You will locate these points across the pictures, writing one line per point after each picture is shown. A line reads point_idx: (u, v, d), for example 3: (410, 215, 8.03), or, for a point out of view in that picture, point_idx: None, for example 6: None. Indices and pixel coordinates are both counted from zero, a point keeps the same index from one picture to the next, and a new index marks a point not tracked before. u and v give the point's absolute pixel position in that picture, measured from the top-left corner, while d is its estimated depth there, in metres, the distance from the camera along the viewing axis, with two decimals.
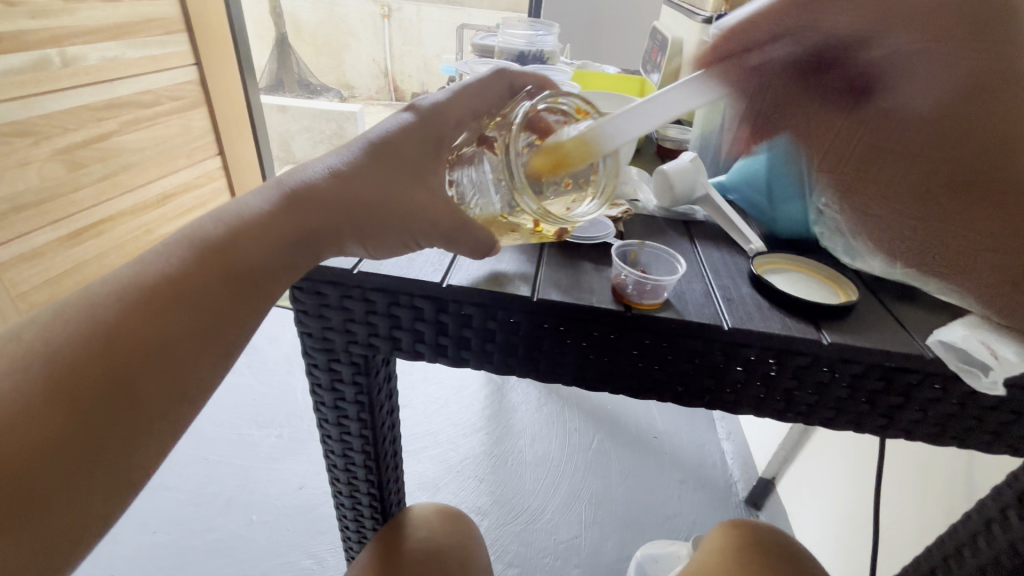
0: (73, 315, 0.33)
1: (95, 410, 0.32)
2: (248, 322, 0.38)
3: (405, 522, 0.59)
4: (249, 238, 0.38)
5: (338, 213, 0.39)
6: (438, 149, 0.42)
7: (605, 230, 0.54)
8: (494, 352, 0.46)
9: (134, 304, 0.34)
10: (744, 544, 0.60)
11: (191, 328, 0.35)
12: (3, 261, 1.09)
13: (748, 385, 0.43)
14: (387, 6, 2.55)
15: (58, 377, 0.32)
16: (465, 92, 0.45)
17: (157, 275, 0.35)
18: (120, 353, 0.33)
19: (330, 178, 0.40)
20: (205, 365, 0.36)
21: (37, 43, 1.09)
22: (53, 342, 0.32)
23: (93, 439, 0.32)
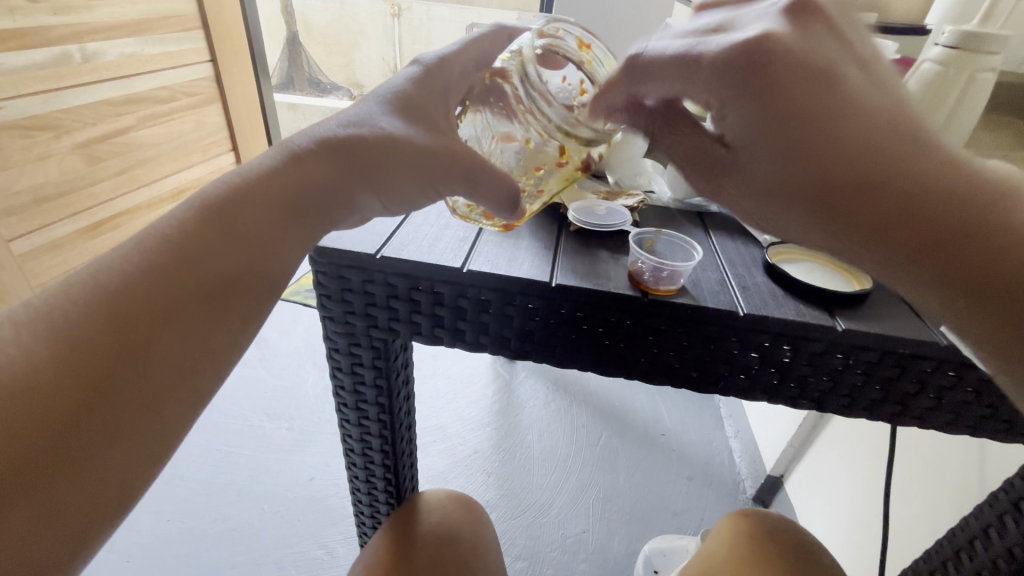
0: (85, 292, 0.34)
1: (104, 385, 0.32)
2: (262, 291, 0.39)
3: (420, 507, 0.60)
4: (259, 203, 0.38)
5: (347, 168, 0.40)
6: (446, 95, 0.43)
7: (621, 218, 0.55)
8: (510, 337, 0.47)
9: (143, 282, 0.35)
10: (753, 532, 0.60)
11: (203, 300, 0.36)
12: (24, 253, 1.11)
13: (762, 371, 0.44)
14: (398, 5, 2.56)
15: (70, 353, 0.32)
16: (473, 42, 0.46)
17: (167, 251, 0.36)
18: (132, 330, 0.34)
19: (340, 132, 0.40)
20: (219, 341, 0.37)
21: (58, 39, 1.11)
22: (69, 321, 0.33)
23: (108, 415, 0.32)
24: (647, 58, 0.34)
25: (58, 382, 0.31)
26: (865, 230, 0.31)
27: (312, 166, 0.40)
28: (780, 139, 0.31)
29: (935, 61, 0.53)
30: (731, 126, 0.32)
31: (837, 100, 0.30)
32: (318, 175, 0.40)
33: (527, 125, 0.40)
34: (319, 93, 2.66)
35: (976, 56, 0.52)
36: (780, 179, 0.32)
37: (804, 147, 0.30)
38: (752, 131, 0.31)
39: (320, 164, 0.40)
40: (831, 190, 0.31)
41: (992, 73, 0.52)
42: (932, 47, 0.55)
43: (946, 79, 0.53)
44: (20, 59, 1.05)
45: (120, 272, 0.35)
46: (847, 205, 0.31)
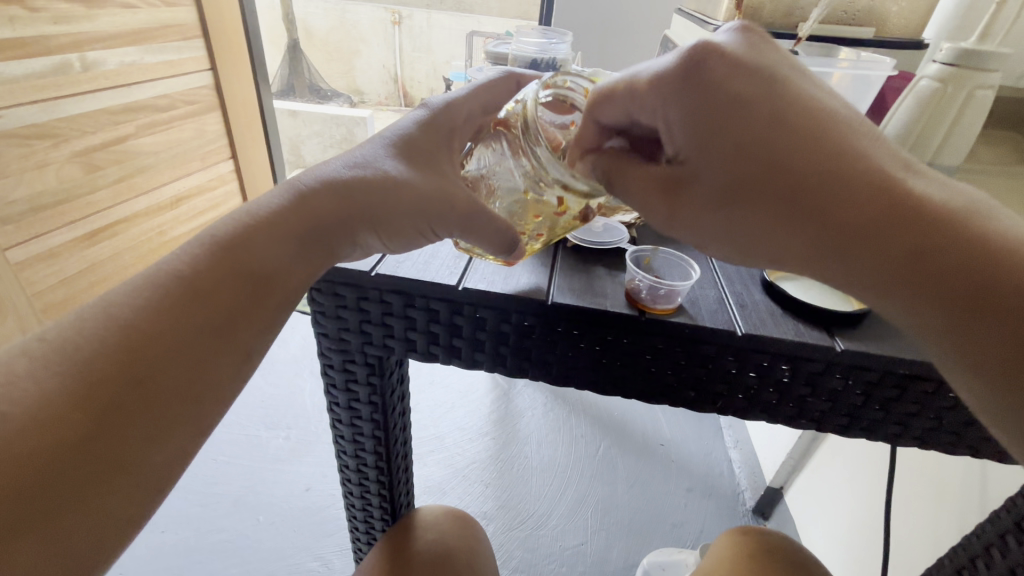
0: (94, 318, 0.34)
1: (108, 412, 0.32)
2: (271, 314, 0.39)
3: (415, 524, 0.59)
4: (266, 231, 0.38)
5: (351, 204, 0.40)
6: (450, 139, 0.44)
7: (618, 235, 0.54)
8: (506, 354, 0.46)
9: (152, 305, 0.35)
10: (753, 549, 0.60)
11: (210, 324, 0.36)
12: (20, 261, 1.10)
13: (761, 391, 0.44)
14: (398, 14, 3.28)
15: (73, 380, 0.32)
16: (480, 89, 0.48)
17: (172, 276, 0.36)
18: (139, 353, 0.33)
19: (347, 172, 0.41)
20: (225, 364, 0.36)
21: (57, 48, 1.10)
22: (70, 348, 0.33)
23: (112, 443, 0.32)
24: (602, 101, 0.38)
25: (64, 412, 0.31)
26: (830, 230, 0.33)
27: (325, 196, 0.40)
28: (729, 141, 0.34)
29: (933, 78, 0.53)
30: (679, 140, 0.35)
31: (779, 110, 0.34)
32: (327, 204, 0.39)
33: (525, 174, 0.40)
34: (319, 99, 2.79)
35: (974, 73, 0.52)
36: (729, 183, 0.35)
37: (758, 147, 0.34)
38: (703, 136, 0.34)
39: (335, 189, 0.40)
40: (786, 187, 0.33)
41: (990, 90, 0.52)
42: (931, 63, 0.55)
43: (945, 96, 0.53)
44: (20, 67, 1.04)
45: (128, 296, 0.35)
46: (796, 206, 0.34)
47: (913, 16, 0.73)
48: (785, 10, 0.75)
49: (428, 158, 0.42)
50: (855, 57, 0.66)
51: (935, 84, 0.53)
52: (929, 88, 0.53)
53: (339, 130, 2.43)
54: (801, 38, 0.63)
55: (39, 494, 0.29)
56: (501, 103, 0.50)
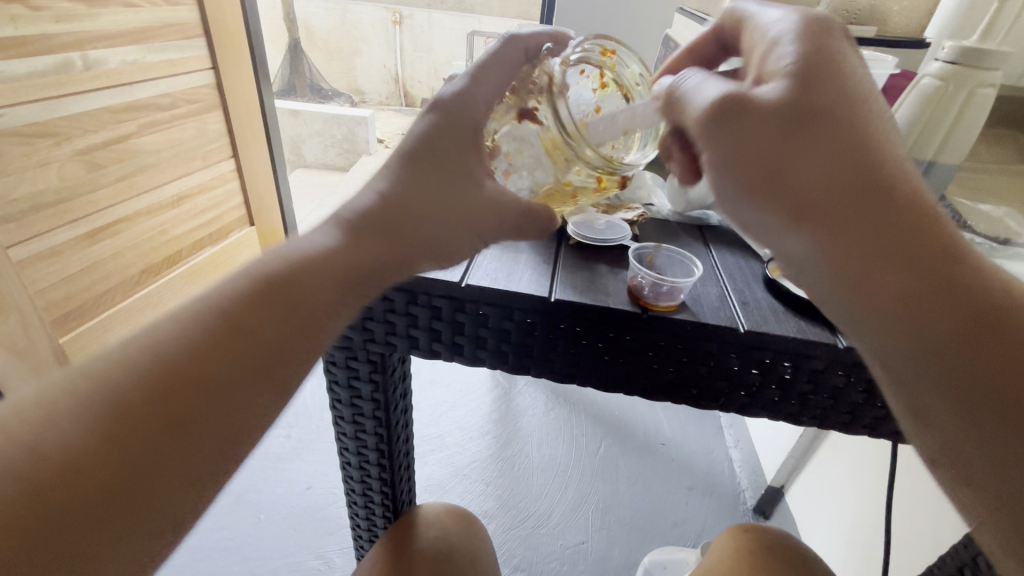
0: (130, 355, 0.32)
1: (148, 459, 0.30)
2: (316, 342, 0.37)
3: (417, 521, 0.59)
4: (313, 268, 0.37)
5: (396, 235, 0.40)
6: (470, 142, 0.40)
7: (620, 232, 0.55)
8: (509, 352, 0.46)
9: (194, 344, 0.33)
10: (754, 547, 0.60)
11: (255, 359, 0.34)
12: (22, 260, 1.02)
13: (763, 388, 0.44)
14: (398, 14, 3.32)
15: (108, 423, 0.30)
16: (484, 68, 0.41)
17: (216, 312, 0.34)
18: (182, 396, 0.32)
19: (386, 205, 0.40)
20: (265, 403, 0.35)
21: (59, 46, 1.03)
22: (110, 386, 0.31)
23: (148, 489, 0.30)
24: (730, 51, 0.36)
25: (96, 459, 0.29)
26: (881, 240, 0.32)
27: (372, 230, 0.40)
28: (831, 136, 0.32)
29: (936, 76, 0.54)
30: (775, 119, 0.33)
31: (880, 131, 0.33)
32: (376, 238, 0.40)
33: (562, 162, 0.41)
34: (320, 99, 2.83)
35: (976, 72, 0.52)
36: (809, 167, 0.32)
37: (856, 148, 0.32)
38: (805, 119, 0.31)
39: (377, 223, 0.40)
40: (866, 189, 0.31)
41: (992, 89, 0.52)
42: (933, 62, 0.55)
43: (946, 95, 0.53)
44: (22, 65, 0.97)
45: (169, 333, 0.33)
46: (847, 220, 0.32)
47: (916, 15, 0.73)
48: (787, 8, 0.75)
49: (471, 176, 0.40)
50: (857, 55, 0.66)
51: (936, 82, 0.53)
52: (930, 86, 0.54)
53: (340, 129, 2.45)
54: None
55: (62, 545, 0.27)
56: (516, 74, 0.42)
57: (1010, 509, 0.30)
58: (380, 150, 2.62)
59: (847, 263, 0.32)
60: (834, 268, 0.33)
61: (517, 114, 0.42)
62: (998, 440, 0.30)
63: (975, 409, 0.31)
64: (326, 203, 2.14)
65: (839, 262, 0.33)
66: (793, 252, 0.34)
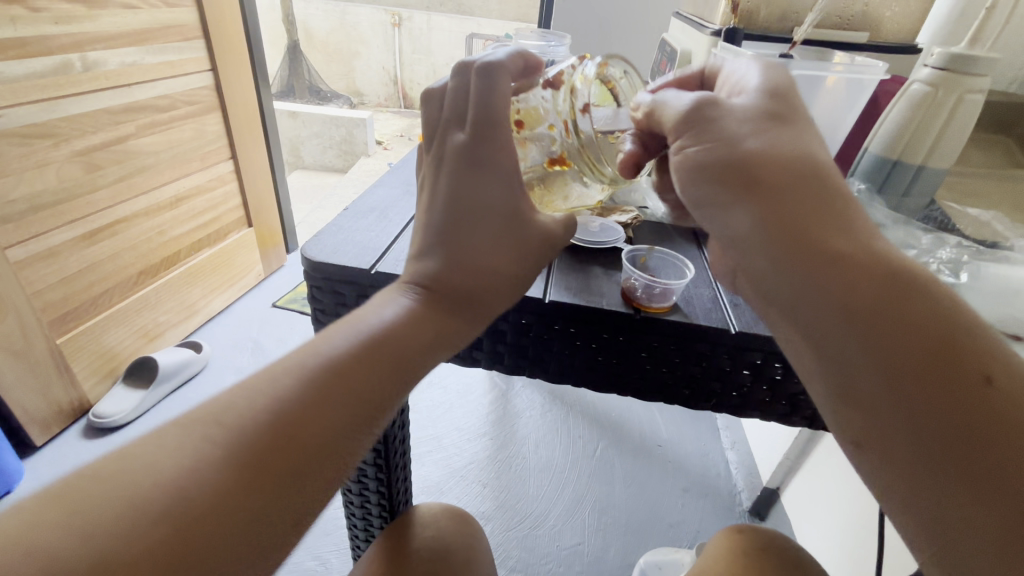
0: (235, 414, 0.32)
1: (266, 513, 0.30)
2: (406, 382, 0.38)
3: (413, 521, 0.60)
4: (409, 329, 0.39)
5: (463, 289, 0.41)
6: (505, 174, 0.40)
7: (615, 234, 0.55)
8: (504, 352, 0.47)
9: (300, 399, 0.33)
10: (747, 547, 0.60)
11: (354, 404, 0.35)
12: (20, 260, 1.01)
13: (753, 388, 0.44)
14: (398, 16, 3.35)
15: (236, 474, 0.30)
16: (498, 87, 0.39)
17: (328, 366, 0.35)
18: (293, 448, 0.32)
19: (460, 261, 0.41)
20: (360, 445, 0.35)
21: (58, 48, 1.03)
22: (240, 438, 0.31)
23: (259, 543, 0.30)
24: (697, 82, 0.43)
25: (214, 520, 0.29)
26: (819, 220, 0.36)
27: (443, 285, 0.41)
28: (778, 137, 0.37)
29: (925, 82, 0.54)
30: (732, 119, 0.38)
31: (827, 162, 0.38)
32: (448, 290, 0.41)
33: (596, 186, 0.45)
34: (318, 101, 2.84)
35: (964, 78, 0.53)
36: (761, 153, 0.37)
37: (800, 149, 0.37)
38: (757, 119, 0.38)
39: (450, 277, 0.41)
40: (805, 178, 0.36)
41: (980, 95, 0.53)
42: (922, 68, 0.55)
43: (935, 100, 0.54)
44: (21, 67, 0.97)
45: (267, 391, 0.33)
46: (782, 197, 0.36)
47: (907, 21, 0.74)
48: (781, 13, 0.75)
49: (526, 223, 0.42)
50: (849, 60, 0.67)
51: (926, 88, 0.54)
52: (920, 92, 0.54)
53: (338, 131, 2.46)
54: (797, 41, 0.64)
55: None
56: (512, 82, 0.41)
57: (931, 480, 0.31)
58: (378, 152, 2.64)
59: (781, 236, 0.36)
60: (775, 237, 0.36)
61: (548, 158, 0.44)
62: (916, 410, 0.31)
63: (902, 380, 0.32)
64: (324, 204, 2.15)
65: (775, 237, 0.36)
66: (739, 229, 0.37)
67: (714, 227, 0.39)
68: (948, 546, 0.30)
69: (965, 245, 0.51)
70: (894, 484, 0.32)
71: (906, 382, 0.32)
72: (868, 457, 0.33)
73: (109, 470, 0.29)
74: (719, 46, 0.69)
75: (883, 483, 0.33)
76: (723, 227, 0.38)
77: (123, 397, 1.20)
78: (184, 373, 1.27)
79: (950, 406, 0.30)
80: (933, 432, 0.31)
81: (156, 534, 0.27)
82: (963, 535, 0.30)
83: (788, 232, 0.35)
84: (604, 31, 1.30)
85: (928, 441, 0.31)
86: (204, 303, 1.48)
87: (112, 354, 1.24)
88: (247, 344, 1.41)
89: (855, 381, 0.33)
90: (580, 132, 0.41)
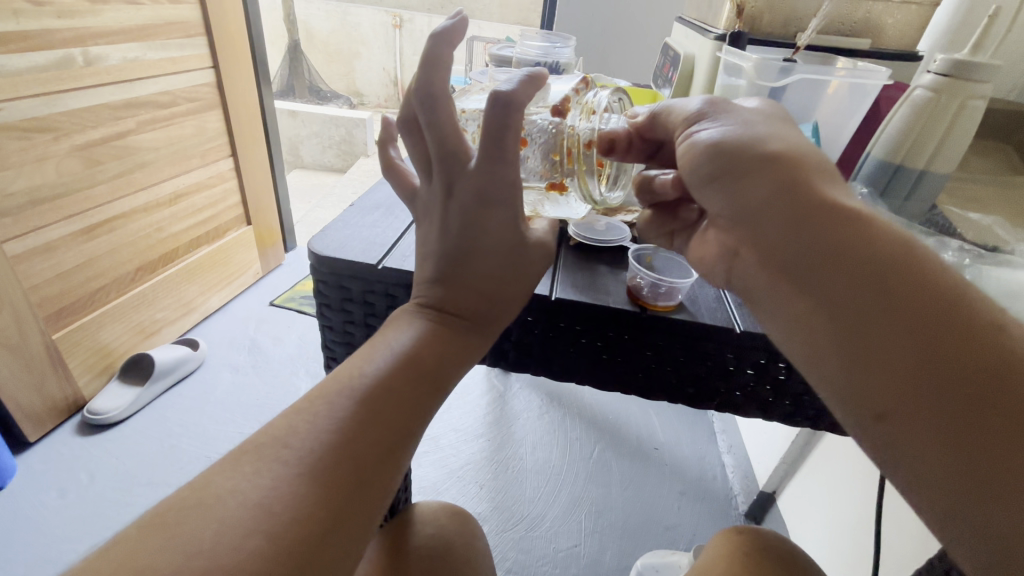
0: (299, 438, 0.35)
1: (341, 515, 0.34)
2: (439, 393, 0.40)
3: (413, 518, 0.60)
4: (444, 348, 0.41)
5: (472, 304, 0.41)
6: (503, 198, 0.39)
7: (620, 233, 0.55)
8: (510, 349, 0.48)
9: (351, 418, 0.36)
10: (747, 549, 0.60)
11: (398, 409, 0.38)
12: (17, 254, 1.01)
13: (757, 388, 0.45)
14: (399, 18, 3.37)
15: (311, 487, 0.33)
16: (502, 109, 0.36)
17: (369, 381, 0.38)
18: (356, 456, 0.35)
19: (474, 278, 0.41)
20: (409, 448, 0.38)
21: (61, 42, 1.03)
22: (312, 456, 0.34)
23: (332, 554, 0.33)
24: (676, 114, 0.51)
25: (295, 532, 0.32)
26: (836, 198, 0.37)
27: (463, 309, 0.41)
28: (787, 135, 0.39)
29: (927, 88, 0.55)
30: (741, 116, 0.40)
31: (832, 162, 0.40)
32: (466, 311, 0.42)
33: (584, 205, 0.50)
34: (318, 102, 2.85)
35: (968, 84, 0.53)
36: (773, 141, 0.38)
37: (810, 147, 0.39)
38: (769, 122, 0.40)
39: (465, 300, 0.41)
40: (821, 166, 0.38)
41: (983, 101, 0.54)
42: (926, 74, 0.56)
43: (938, 106, 0.54)
44: (23, 61, 0.97)
45: (324, 413, 0.36)
46: (795, 179, 0.36)
47: (909, 29, 0.75)
48: (784, 19, 0.76)
49: (529, 244, 0.42)
50: (852, 65, 0.67)
51: (929, 93, 0.55)
52: (922, 97, 0.55)
53: (337, 131, 2.46)
54: (801, 46, 0.65)
55: None
56: (527, 101, 0.37)
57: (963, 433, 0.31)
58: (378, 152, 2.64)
59: (797, 206, 0.36)
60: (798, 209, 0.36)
61: (547, 182, 0.48)
62: (939, 365, 0.32)
63: (921, 340, 0.33)
64: (323, 204, 2.15)
65: (792, 206, 0.36)
66: (752, 203, 0.37)
67: (727, 195, 0.38)
68: (986, 496, 0.30)
69: (966, 249, 0.51)
70: (925, 446, 0.32)
71: (932, 340, 0.32)
72: (893, 424, 0.33)
73: (196, 497, 0.33)
74: (724, 50, 0.70)
75: (911, 446, 0.33)
76: (736, 199, 0.38)
77: (119, 394, 1.19)
78: (181, 370, 1.26)
79: (971, 357, 0.31)
80: (955, 384, 0.32)
81: (249, 546, 0.31)
82: (1001, 483, 0.30)
83: (810, 203, 0.36)
84: (605, 34, 1.31)
85: (947, 395, 0.32)
86: (202, 301, 1.47)
87: (108, 350, 1.23)
88: (245, 342, 1.41)
89: (875, 342, 0.34)
90: (580, 161, 0.46)
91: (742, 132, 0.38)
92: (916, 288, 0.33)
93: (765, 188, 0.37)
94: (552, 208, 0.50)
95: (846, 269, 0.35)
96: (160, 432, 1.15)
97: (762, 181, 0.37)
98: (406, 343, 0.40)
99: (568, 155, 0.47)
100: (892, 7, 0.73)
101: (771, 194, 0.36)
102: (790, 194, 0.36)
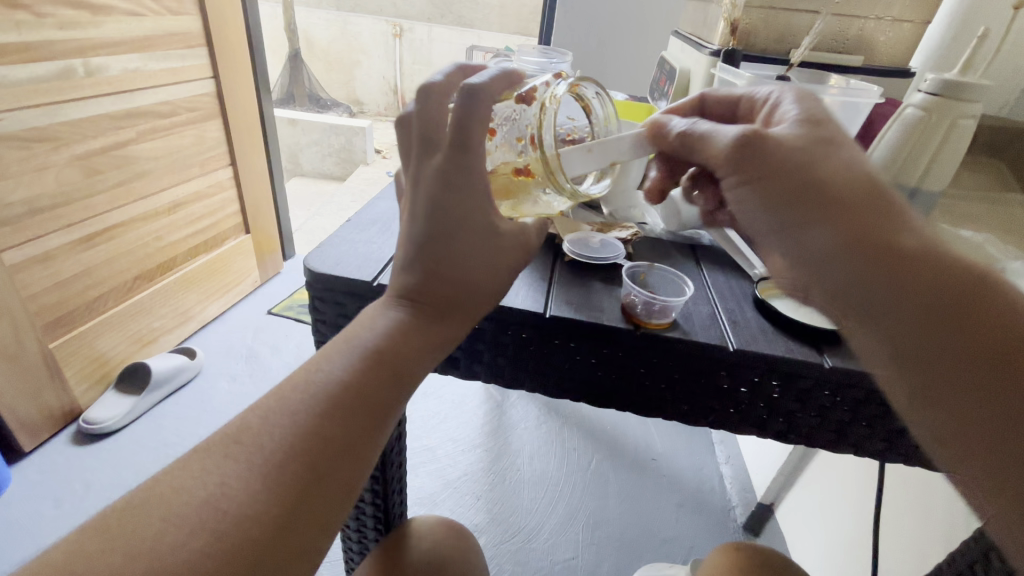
0: (252, 435, 0.35)
1: (297, 509, 0.34)
2: (406, 389, 0.40)
3: (409, 534, 0.59)
4: (416, 348, 0.40)
5: (442, 301, 0.41)
6: (475, 189, 0.39)
7: (615, 250, 0.56)
8: (504, 366, 0.48)
9: (309, 415, 0.36)
10: (745, 565, 0.60)
11: (355, 405, 0.37)
12: (15, 263, 1.01)
13: (751, 406, 0.45)
14: (398, 28, 3.42)
15: (264, 483, 0.34)
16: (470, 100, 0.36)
17: (334, 380, 0.38)
18: (309, 452, 0.35)
19: (449, 274, 0.41)
20: (375, 445, 0.38)
21: (62, 53, 1.04)
22: (265, 448, 0.35)
23: (279, 548, 0.33)
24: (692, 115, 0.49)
25: (240, 527, 0.32)
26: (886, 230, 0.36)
27: (434, 303, 0.41)
28: (830, 164, 0.38)
29: (919, 107, 0.56)
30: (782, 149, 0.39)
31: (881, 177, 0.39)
32: (438, 306, 0.41)
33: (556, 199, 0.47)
34: (319, 112, 2.88)
35: (957, 104, 0.54)
36: (818, 180, 0.38)
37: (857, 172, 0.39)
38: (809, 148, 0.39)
39: (437, 295, 0.41)
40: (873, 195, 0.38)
41: (973, 120, 0.55)
42: (919, 93, 0.58)
43: (929, 124, 0.55)
44: (24, 71, 0.97)
45: (279, 410, 0.36)
46: (847, 224, 0.37)
47: (900, 46, 0.76)
48: (778, 36, 0.78)
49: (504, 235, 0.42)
50: (845, 83, 0.68)
51: (919, 112, 0.56)
52: (913, 116, 0.56)
53: (337, 139, 2.47)
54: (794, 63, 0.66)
55: None
56: (493, 91, 0.37)
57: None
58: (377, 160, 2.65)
59: (849, 245, 0.36)
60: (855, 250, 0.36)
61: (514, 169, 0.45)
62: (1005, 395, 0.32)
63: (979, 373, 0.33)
64: (323, 212, 2.16)
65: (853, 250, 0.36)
66: (813, 249, 0.38)
67: (789, 243, 0.40)
68: None
69: None
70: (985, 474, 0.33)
71: (986, 373, 0.32)
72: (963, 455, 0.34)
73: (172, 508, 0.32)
74: (718, 67, 0.71)
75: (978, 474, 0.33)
76: (799, 248, 0.39)
77: (114, 403, 1.19)
78: (177, 380, 1.26)
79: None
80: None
81: (192, 547, 0.31)
82: None
83: (861, 246, 0.36)
84: (603, 47, 1.32)
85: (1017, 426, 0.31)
86: (200, 309, 1.47)
87: (105, 360, 1.23)
88: (241, 351, 1.40)
89: (942, 376, 0.34)
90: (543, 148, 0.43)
91: (788, 174, 0.38)
92: (979, 321, 0.33)
93: (820, 237, 0.37)
94: (531, 204, 0.47)
95: (904, 306, 0.35)
96: (154, 441, 1.14)
97: (819, 228, 0.37)
98: (373, 338, 0.40)
99: (531, 140, 0.44)
100: (884, 25, 0.75)
101: (827, 240, 0.37)
102: (843, 238, 0.37)
